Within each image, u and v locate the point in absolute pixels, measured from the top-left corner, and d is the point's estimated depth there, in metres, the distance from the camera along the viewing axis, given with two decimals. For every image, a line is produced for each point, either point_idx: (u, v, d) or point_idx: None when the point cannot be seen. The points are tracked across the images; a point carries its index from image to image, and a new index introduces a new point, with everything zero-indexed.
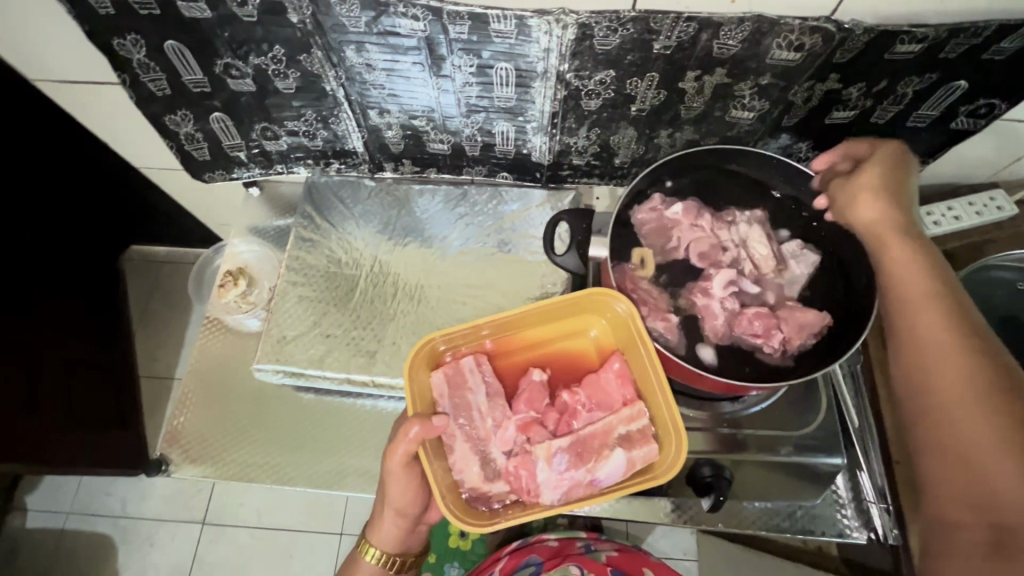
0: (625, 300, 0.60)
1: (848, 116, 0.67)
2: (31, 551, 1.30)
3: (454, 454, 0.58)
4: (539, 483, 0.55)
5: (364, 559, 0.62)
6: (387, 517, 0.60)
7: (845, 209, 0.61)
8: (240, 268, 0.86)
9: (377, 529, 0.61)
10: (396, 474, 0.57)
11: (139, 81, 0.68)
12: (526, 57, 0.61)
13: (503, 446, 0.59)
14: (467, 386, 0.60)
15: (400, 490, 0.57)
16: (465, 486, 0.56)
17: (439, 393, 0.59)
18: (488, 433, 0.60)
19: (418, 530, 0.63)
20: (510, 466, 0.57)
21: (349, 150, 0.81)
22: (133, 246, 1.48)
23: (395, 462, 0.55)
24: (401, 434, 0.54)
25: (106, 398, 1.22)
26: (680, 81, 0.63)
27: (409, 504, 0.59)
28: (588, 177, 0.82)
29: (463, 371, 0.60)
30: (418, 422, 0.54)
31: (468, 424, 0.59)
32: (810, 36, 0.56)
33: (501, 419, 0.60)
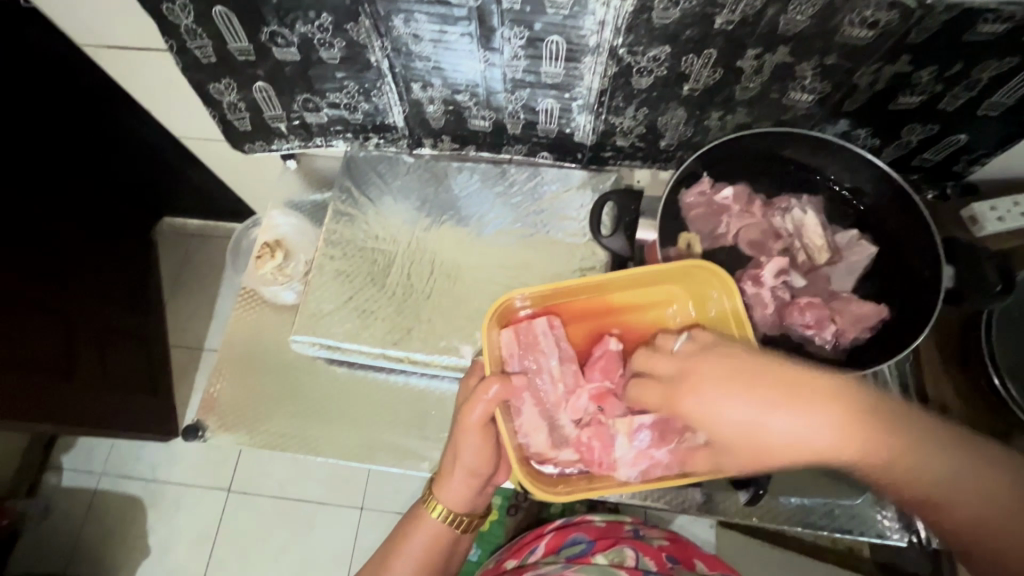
0: (722, 275, 0.58)
1: (915, 102, 0.64)
2: (65, 508, 1.34)
3: (521, 418, 0.59)
4: (615, 458, 0.58)
5: (431, 515, 0.62)
6: (458, 476, 0.59)
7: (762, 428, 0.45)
8: (277, 240, 0.86)
9: (445, 486, 0.61)
10: (471, 431, 0.56)
11: (186, 47, 0.68)
12: (579, 30, 0.59)
13: (574, 414, 0.61)
14: (539, 348, 0.61)
15: (475, 448, 0.57)
16: (530, 450, 0.59)
17: (509, 353, 0.60)
18: (559, 400, 0.61)
19: (486, 490, 0.63)
20: (581, 436, 0.59)
21: (389, 125, 0.80)
22: (165, 219, 1.49)
23: (470, 420, 0.55)
24: (480, 394, 0.55)
25: (138, 364, 1.25)
26: (738, 60, 0.61)
27: (483, 465, 0.59)
28: (630, 159, 0.80)
29: (535, 331, 0.61)
30: (498, 381, 0.54)
31: (539, 387, 0.60)
32: (886, 12, 0.53)
33: (574, 387, 0.61)
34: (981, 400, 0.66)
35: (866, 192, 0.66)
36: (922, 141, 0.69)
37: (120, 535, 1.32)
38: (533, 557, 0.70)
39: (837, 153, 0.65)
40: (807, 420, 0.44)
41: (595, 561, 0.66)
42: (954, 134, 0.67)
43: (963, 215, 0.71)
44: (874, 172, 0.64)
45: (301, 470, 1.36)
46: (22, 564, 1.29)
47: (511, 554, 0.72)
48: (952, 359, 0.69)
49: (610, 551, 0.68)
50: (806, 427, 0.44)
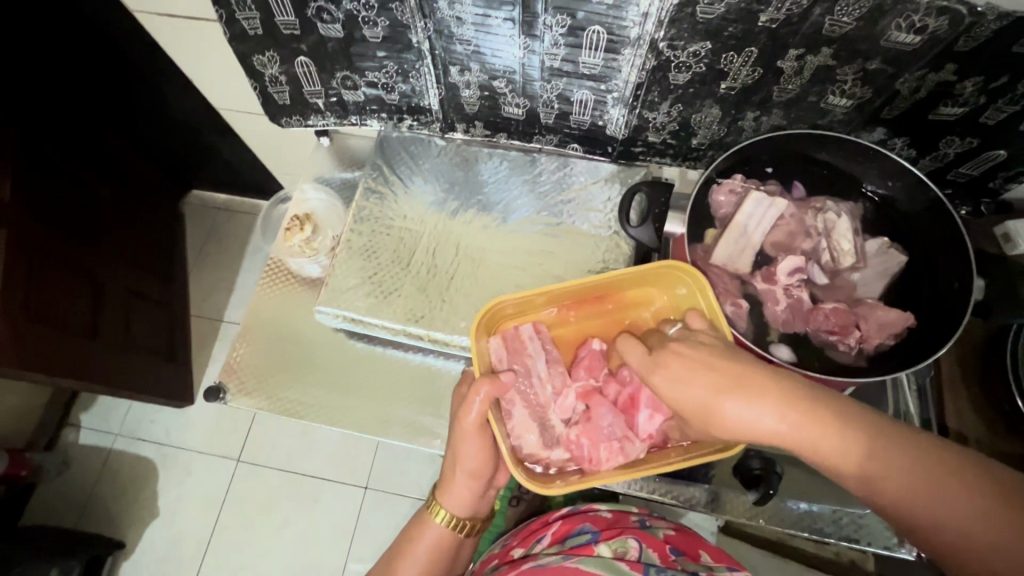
0: (696, 276, 0.60)
1: (956, 114, 0.63)
2: (81, 464, 1.38)
3: (513, 419, 0.61)
4: (603, 452, 0.58)
5: (433, 520, 0.64)
6: (459, 480, 0.61)
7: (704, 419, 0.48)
8: (306, 214, 0.87)
9: (448, 491, 0.62)
10: (469, 436, 0.58)
11: (234, 18, 0.69)
12: (621, 21, 0.60)
13: (563, 413, 0.63)
14: (526, 353, 0.63)
15: (473, 451, 0.59)
16: (524, 451, 0.60)
17: (498, 358, 0.63)
18: (548, 400, 0.63)
19: (486, 494, 0.64)
20: (571, 434, 0.61)
21: (424, 107, 0.81)
22: (194, 190, 1.53)
23: (468, 424, 0.57)
24: (471, 398, 0.56)
25: (158, 329, 1.29)
26: (779, 60, 0.61)
27: (481, 466, 0.60)
28: (660, 156, 0.80)
29: (523, 337, 0.64)
30: (488, 381, 0.56)
31: (528, 390, 0.62)
32: (935, 18, 0.53)
33: (561, 387, 0.63)
34: (1003, 423, 0.65)
35: (902, 200, 0.65)
36: (959, 154, 0.68)
37: (131, 495, 1.35)
38: (539, 545, 0.70)
39: (873, 161, 0.65)
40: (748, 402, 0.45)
41: (597, 551, 0.64)
42: (994, 149, 0.66)
43: (997, 231, 0.71)
44: (910, 179, 0.63)
45: (310, 445, 1.38)
46: (38, 514, 1.34)
47: (518, 544, 0.71)
48: (973, 377, 0.68)
49: (614, 541, 0.65)
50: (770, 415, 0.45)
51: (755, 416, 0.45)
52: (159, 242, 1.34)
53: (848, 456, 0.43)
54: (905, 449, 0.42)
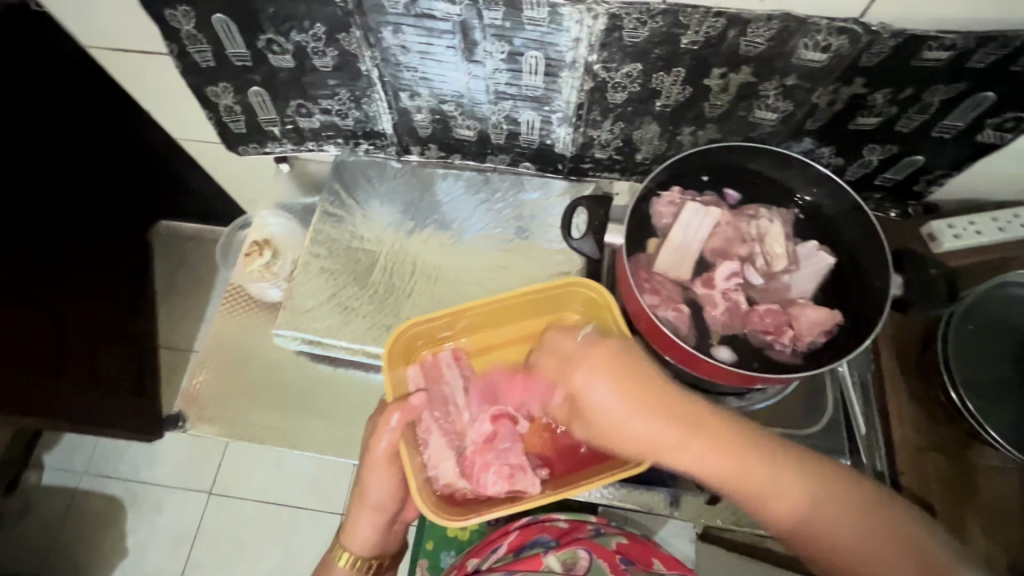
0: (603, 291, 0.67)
1: (872, 123, 0.67)
2: (44, 506, 1.34)
3: (429, 450, 0.62)
4: (492, 476, 0.61)
5: (337, 564, 0.66)
6: (367, 518, 0.64)
7: (610, 426, 0.56)
8: (266, 239, 0.88)
9: (354, 533, 0.65)
10: (379, 468, 0.61)
11: (186, 51, 0.71)
12: (556, 46, 0.63)
13: (478, 437, 0.64)
14: (443, 379, 0.67)
15: (380, 486, 0.62)
16: (439, 482, 0.61)
17: (416, 384, 0.66)
18: (465, 426, 0.65)
19: (393, 531, 0.67)
20: (474, 457, 0.63)
21: (378, 131, 0.84)
22: (162, 222, 1.52)
23: (378, 454, 0.60)
24: (383, 426, 0.59)
25: (125, 362, 1.27)
26: (705, 78, 0.65)
27: (387, 501, 0.63)
28: (608, 171, 0.83)
29: (441, 365, 0.68)
30: (398, 410, 0.59)
31: (444, 417, 0.64)
32: (837, 37, 0.57)
33: (478, 413, 0.66)
34: (939, 413, 0.68)
35: (829, 205, 0.69)
36: (883, 160, 0.72)
37: (97, 537, 1.31)
38: (494, 556, 0.70)
39: (801, 170, 0.68)
40: (647, 416, 0.54)
41: (545, 563, 0.65)
42: (911, 155, 0.71)
43: (923, 232, 0.75)
44: (834, 185, 0.67)
45: (284, 473, 1.36)
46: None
47: (473, 554, 0.71)
48: (914, 372, 0.71)
49: (563, 552, 0.67)
50: (660, 426, 0.53)
51: (656, 431, 0.54)
52: (126, 274, 1.33)
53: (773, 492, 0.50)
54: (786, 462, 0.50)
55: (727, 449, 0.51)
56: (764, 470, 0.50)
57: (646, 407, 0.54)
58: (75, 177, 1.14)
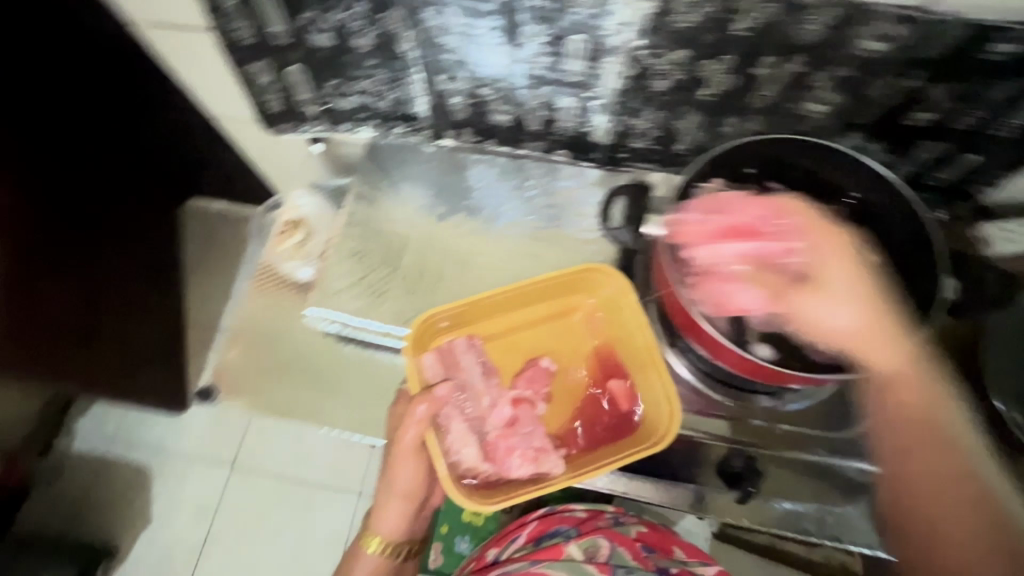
0: (620, 277, 0.68)
1: (928, 119, 0.65)
2: (75, 470, 1.39)
3: (451, 436, 0.61)
4: (517, 459, 0.61)
5: (366, 551, 0.65)
6: (394, 504, 0.63)
7: (814, 312, 0.59)
8: (297, 219, 0.90)
9: (381, 519, 0.64)
10: (406, 456, 0.60)
11: (229, 28, 0.71)
12: (601, 30, 0.62)
13: (499, 423, 0.64)
14: (461, 366, 0.65)
15: (407, 474, 0.61)
16: (462, 467, 0.60)
17: (433, 375, 0.63)
18: (484, 413, 0.64)
19: (420, 516, 0.67)
20: (496, 441, 0.62)
21: (413, 114, 0.83)
22: (192, 199, 1.55)
23: (405, 447, 0.60)
24: (411, 417, 0.58)
25: (155, 335, 1.30)
26: (755, 67, 0.62)
27: (415, 488, 0.63)
28: (645, 162, 0.81)
29: (456, 352, 0.65)
30: (424, 401, 0.58)
31: (464, 403, 0.63)
32: (900, 26, 0.55)
33: (496, 398, 0.65)
34: None
35: (877, 203, 0.67)
36: (936, 158, 0.69)
37: (124, 504, 1.35)
38: (513, 546, 0.69)
39: (849, 166, 0.66)
40: (851, 317, 0.58)
41: (567, 553, 0.64)
42: (966, 154, 0.67)
43: (974, 233, 0.74)
44: (884, 182, 0.65)
45: (304, 452, 1.38)
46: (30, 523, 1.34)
47: (492, 544, 0.71)
48: None
49: (584, 541, 0.65)
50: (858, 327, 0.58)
51: (849, 330, 0.58)
52: (158, 250, 1.36)
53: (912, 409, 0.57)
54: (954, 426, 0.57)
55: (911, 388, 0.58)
56: (943, 420, 0.57)
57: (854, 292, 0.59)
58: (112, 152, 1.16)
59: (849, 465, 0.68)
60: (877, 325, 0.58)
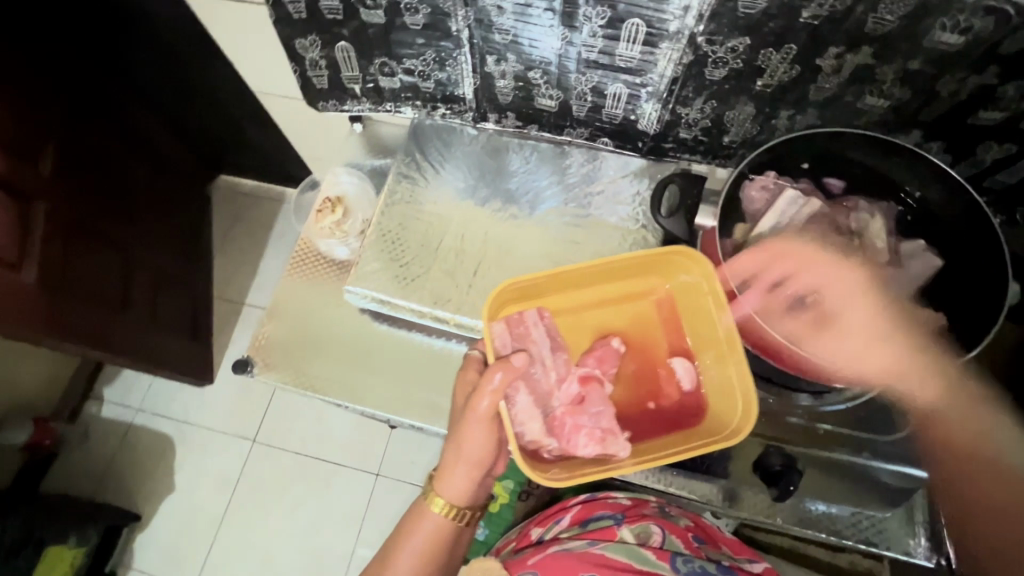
0: (706, 265, 0.63)
1: (996, 119, 0.62)
2: (102, 435, 1.42)
3: (517, 406, 0.59)
4: (582, 437, 0.60)
5: (432, 509, 0.64)
6: (461, 469, 0.62)
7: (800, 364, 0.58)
8: (338, 197, 0.90)
9: (447, 481, 0.63)
10: (478, 424, 0.58)
11: (280, 1, 0.71)
12: (661, 14, 0.61)
13: (564, 399, 0.62)
14: (530, 338, 0.63)
15: (478, 443, 0.59)
16: (525, 439, 0.59)
17: (502, 343, 0.62)
18: (551, 387, 0.62)
19: (484, 484, 0.65)
20: (561, 413, 0.61)
21: (458, 96, 0.82)
22: (223, 175, 1.56)
23: (479, 413, 0.57)
24: (487, 385, 0.56)
25: (184, 307, 1.32)
26: (817, 58, 0.61)
27: (484, 457, 0.61)
28: (690, 153, 0.80)
29: (527, 323, 0.63)
30: (501, 369, 0.56)
31: (532, 374, 0.61)
32: (980, 18, 0.53)
33: (563, 374, 0.63)
34: None
35: (939, 204, 0.65)
36: (997, 160, 0.67)
37: (149, 469, 1.39)
38: (557, 527, 0.70)
39: (908, 164, 0.64)
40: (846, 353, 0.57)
41: (620, 536, 0.64)
42: None
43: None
44: (945, 182, 0.63)
45: (325, 429, 1.40)
46: (59, 483, 1.38)
47: (536, 523, 0.73)
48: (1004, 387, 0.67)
49: (636, 526, 0.66)
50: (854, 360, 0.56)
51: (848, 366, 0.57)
52: (189, 223, 1.37)
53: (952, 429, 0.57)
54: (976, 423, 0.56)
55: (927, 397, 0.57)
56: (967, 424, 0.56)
57: (858, 335, 0.57)
58: None
59: (884, 469, 0.67)
60: (884, 359, 0.57)
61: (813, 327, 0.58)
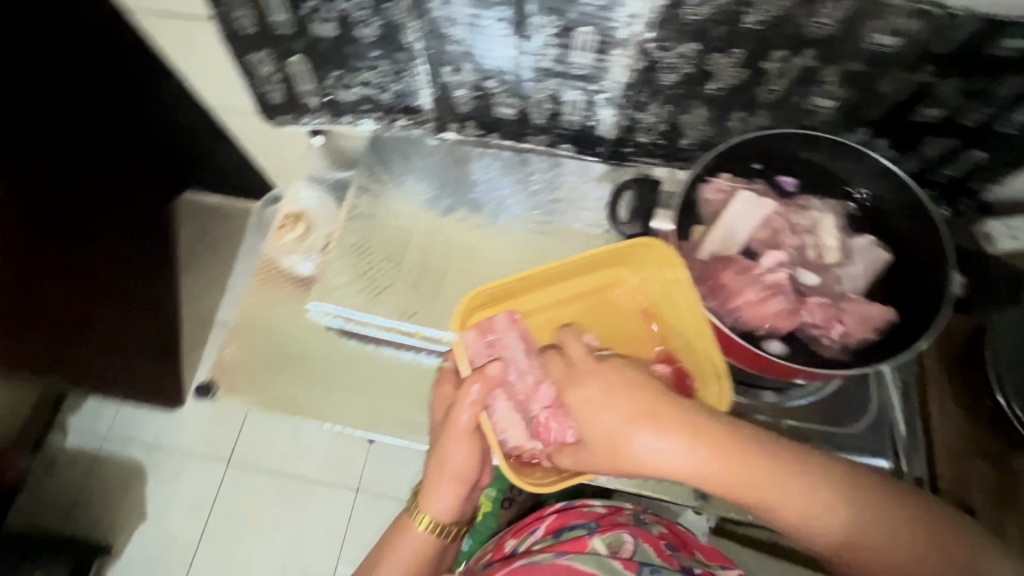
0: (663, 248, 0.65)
1: (936, 115, 0.64)
2: (68, 467, 1.37)
3: (497, 415, 0.61)
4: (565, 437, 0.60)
5: (416, 526, 0.65)
6: (445, 485, 0.63)
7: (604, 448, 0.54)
8: (298, 212, 0.88)
9: (432, 499, 0.64)
10: (458, 439, 0.60)
11: (229, 17, 0.70)
12: (610, 22, 0.61)
13: (543, 401, 0.61)
14: (504, 345, 0.64)
15: (461, 456, 0.61)
16: (509, 445, 0.61)
17: (475, 353, 0.63)
18: (529, 391, 0.62)
19: (470, 497, 0.66)
20: (543, 418, 0.61)
21: (417, 107, 0.82)
22: (187, 192, 1.53)
23: (459, 427, 0.59)
24: (463, 400, 0.58)
25: (150, 330, 1.28)
26: (764, 61, 0.62)
27: (467, 471, 0.62)
28: (650, 156, 0.81)
29: (498, 329, 0.65)
30: (478, 382, 0.58)
31: (510, 381, 0.62)
32: (912, 20, 0.55)
33: (540, 375, 0.62)
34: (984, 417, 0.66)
35: (887, 199, 0.67)
36: (940, 154, 0.69)
37: (119, 499, 1.34)
38: (532, 538, 0.70)
39: (856, 162, 0.66)
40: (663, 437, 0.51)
41: (591, 546, 0.64)
42: (973, 150, 0.68)
43: (978, 231, 0.73)
44: (890, 178, 0.65)
45: (301, 447, 1.37)
46: (22, 520, 1.32)
47: (512, 534, 0.72)
48: (957, 373, 0.69)
49: (607, 535, 0.66)
50: (657, 441, 0.51)
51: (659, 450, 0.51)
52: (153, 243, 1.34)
53: (795, 508, 0.49)
54: (813, 486, 0.49)
55: (745, 463, 0.49)
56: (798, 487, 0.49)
57: (653, 416, 0.52)
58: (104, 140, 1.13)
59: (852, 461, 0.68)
60: (682, 434, 0.51)
61: (610, 414, 0.53)
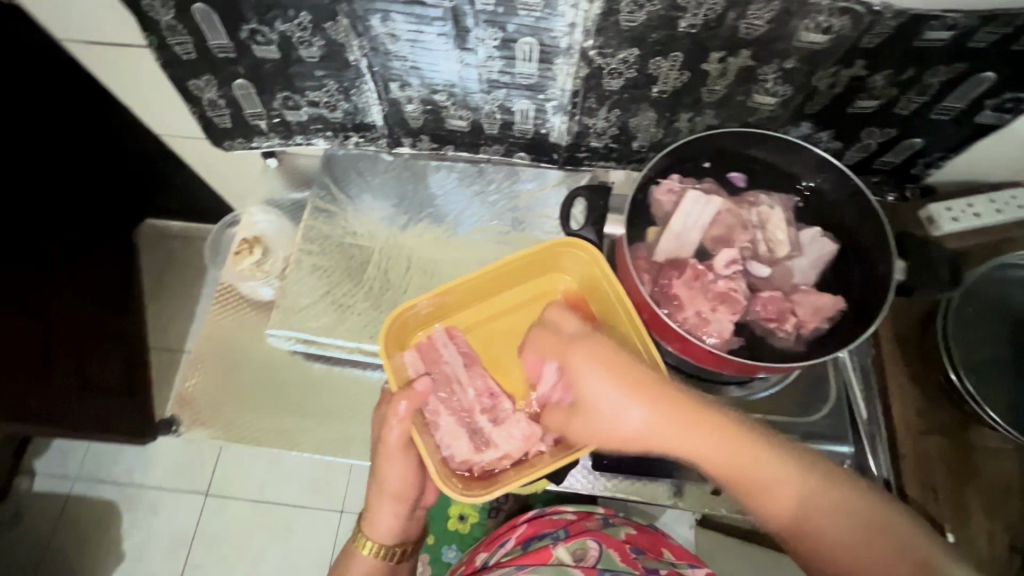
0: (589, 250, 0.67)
1: (872, 106, 0.66)
2: (37, 513, 1.32)
3: (440, 430, 0.63)
4: (506, 444, 0.63)
5: (361, 552, 0.66)
6: (385, 506, 0.63)
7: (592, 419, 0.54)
8: (254, 237, 0.86)
9: (375, 522, 0.64)
10: (393, 456, 0.60)
11: (166, 43, 0.68)
12: (550, 32, 0.62)
13: (487, 413, 0.64)
14: (442, 359, 0.66)
15: (398, 474, 0.61)
16: (455, 460, 0.62)
17: (415, 369, 0.65)
18: (471, 404, 0.64)
19: (415, 516, 0.67)
20: (490, 430, 0.63)
21: (368, 124, 0.81)
22: (149, 221, 1.49)
23: (391, 445, 0.60)
24: (392, 415, 0.59)
25: (116, 365, 1.24)
26: (703, 63, 0.63)
27: (405, 489, 0.62)
28: (605, 160, 0.81)
29: (437, 346, 0.67)
30: (405, 398, 0.59)
31: (450, 397, 0.64)
32: (839, 18, 0.56)
33: (481, 387, 0.66)
34: (940, 395, 0.68)
35: (832, 190, 0.69)
36: (881, 143, 0.72)
37: (93, 542, 1.29)
38: (502, 550, 0.69)
39: (798, 156, 0.68)
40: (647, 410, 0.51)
41: (556, 556, 0.64)
42: (910, 137, 0.70)
43: (920, 214, 0.74)
44: (832, 170, 0.67)
45: (281, 472, 1.35)
46: None
47: (483, 548, 0.71)
48: (912, 353, 0.71)
49: (573, 543, 0.66)
50: (648, 412, 0.52)
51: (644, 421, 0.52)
52: (115, 274, 1.30)
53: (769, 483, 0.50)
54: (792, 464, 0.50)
55: (731, 436, 0.50)
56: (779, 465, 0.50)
57: (643, 390, 0.52)
58: (58, 175, 1.10)
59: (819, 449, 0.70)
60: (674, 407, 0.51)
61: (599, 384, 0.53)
